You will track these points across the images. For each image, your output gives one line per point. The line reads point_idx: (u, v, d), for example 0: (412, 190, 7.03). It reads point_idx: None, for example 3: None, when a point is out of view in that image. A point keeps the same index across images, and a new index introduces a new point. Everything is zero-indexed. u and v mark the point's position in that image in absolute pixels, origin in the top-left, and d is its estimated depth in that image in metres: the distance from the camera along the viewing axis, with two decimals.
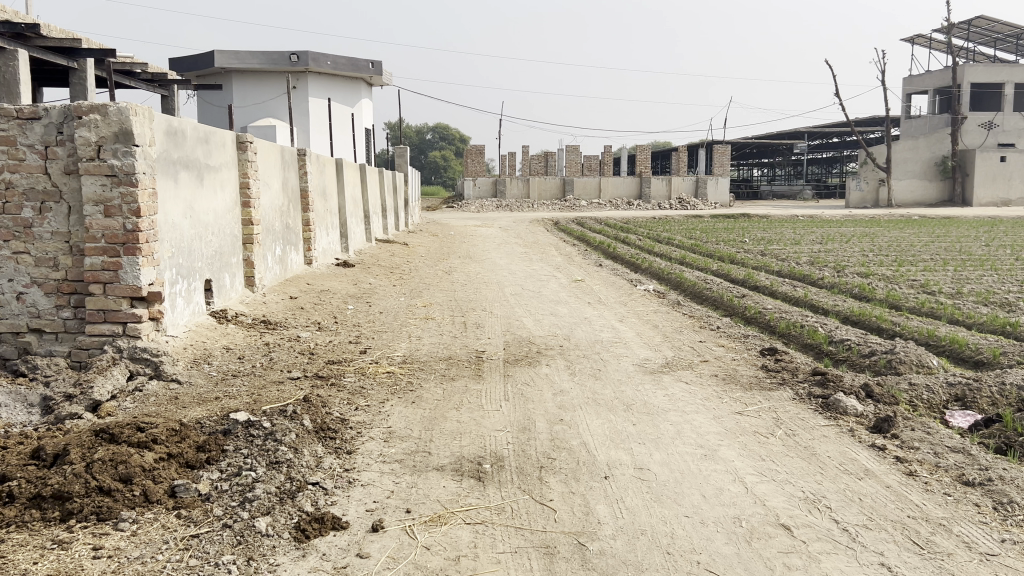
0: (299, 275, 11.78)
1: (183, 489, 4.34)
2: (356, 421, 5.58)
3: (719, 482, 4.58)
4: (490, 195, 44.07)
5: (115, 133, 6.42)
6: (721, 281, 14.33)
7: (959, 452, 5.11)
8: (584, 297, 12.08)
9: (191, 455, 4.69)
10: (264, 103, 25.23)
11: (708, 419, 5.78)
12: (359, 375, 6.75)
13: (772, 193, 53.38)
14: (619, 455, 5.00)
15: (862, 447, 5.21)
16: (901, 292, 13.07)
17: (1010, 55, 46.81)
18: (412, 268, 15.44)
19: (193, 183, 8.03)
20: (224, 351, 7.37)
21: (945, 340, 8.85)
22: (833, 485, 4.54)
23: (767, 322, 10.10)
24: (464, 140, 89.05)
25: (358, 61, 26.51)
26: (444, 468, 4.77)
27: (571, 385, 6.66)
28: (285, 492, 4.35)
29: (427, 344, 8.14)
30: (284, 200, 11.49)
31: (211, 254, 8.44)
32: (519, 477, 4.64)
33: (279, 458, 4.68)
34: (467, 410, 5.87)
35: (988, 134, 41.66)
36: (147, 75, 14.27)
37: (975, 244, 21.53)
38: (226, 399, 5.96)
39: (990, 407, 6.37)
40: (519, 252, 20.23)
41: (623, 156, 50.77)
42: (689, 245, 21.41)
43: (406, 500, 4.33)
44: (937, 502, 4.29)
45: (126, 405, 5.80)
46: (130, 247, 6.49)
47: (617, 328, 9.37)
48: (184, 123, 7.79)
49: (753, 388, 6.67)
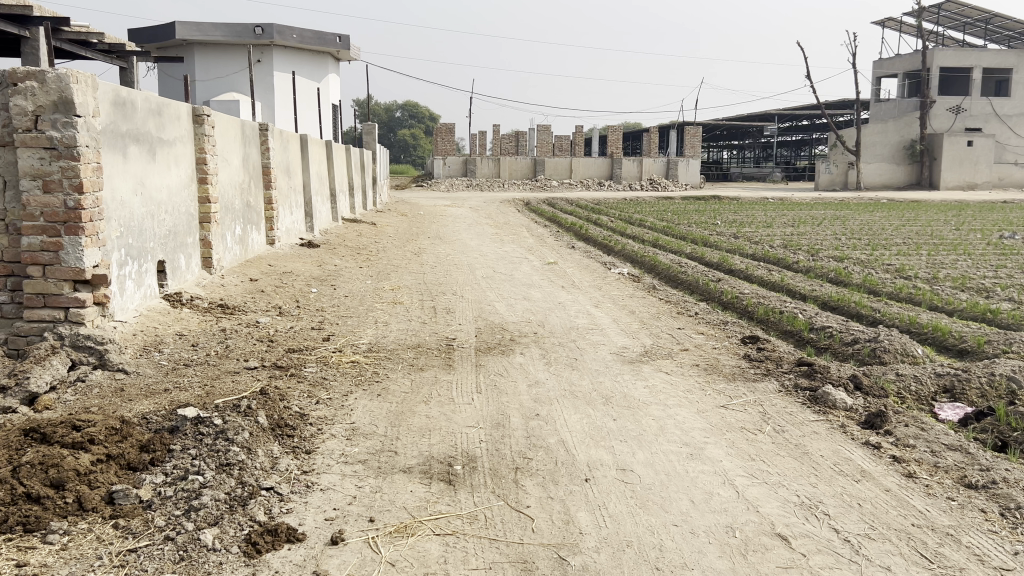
0: (260, 256, 11.28)
1: (122, 495, 3.91)
2: (317, 416, 5.19)
3: (707, 486, 4.26)
4: (460, 174, 43.55)
5: (54, 103, 5.90)
6: (696, 264, 14.05)
7: (956, 450, 4.84)
8: (557, 280, 11.71)
9: (133, 456, 4.26)
10: (227, 77, 24.50)
11: (692, 413, 5.46)
12: (321, 365, 6.33)
13: (741, 175, 53.45)
14: (600, 454, 4.66)
15: (855, 446, 4.91)
16: (878, 277, 12.88)
17: (978, 40, 47.07)
18: (380, 249, 14.97)
19: (144, 158, 7.52)
20: (177, 337, 6.92)
21: (928, 328, 8.63)
22: (830, 489, 4.24)
23: (745, 307, 9.85)
24: (433, 119, 88.15)
25: (325, 35, 25.83)
26: (412, 470, 4.39)
27: (547, 376, 6.30)
28: (235, 498, 3.95)
29: (394, 331, 7.74)
30: (244, 176, 10.94)
31: (164, 234, 7.95)
32: (493, 480, 4.27)
33: (230, 459, 4.28)
34: (436, 404, 5.49)
35: (955, 118, 41.54)
36: (107, 46, 13.50)
37: (946, 228, 21.49)
38: (176, 390, 5.53)
39: (980, 399, 6.13)
40: (489, 232, 19.86)
41: (594, 137, 50.38)
42: (662, 227, 21.08)
43: (369, 507, 3.95)
44: (941, 508, 4.01)
45: (66, 398, 5.34)
46: (72, 226, 5.99)
47: (592, 313, 9.03)
48: (133, 94, 7.28)
49: (737, 380, 6.37)
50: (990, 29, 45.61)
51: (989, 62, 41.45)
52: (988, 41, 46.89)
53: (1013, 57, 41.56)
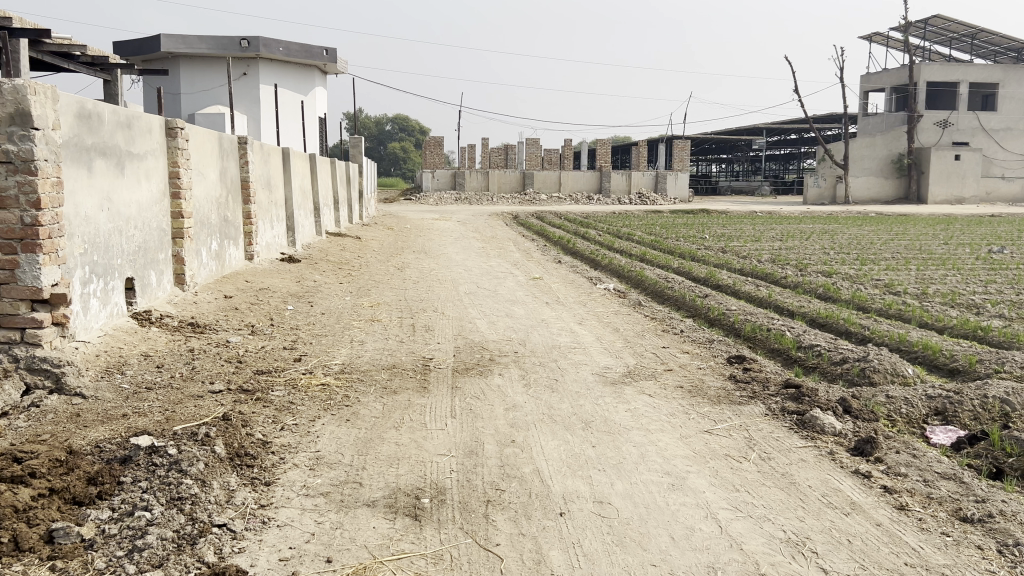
0: (237, 272, 11.00)
1: (63, 532, 3.62)
2: (280, 444, 4.94)
3: (689, 520, 4.02)
4: (448, 187, 43.32)
5: (10, 115, 5.64)
6: (683, 280, 13.85)
7: (950, 480, 4.62)
8: (542, 296, 11.48)
9: (80, 489, 3.98)
10: (212, 89, 24.27)
11: (675, 440, 5.22)
12: (290, 389, 6.06)
13: (730, 189, 53.47)
14: (576, 485, 4.42)
15: (844, 475, 4.70)
16: (867, 292, 12.73)
17: (964, 54, 47.32)
18: (362, 264, 14.71)
19: (112, 172, 7.28)
20: (142, 358, 6.65)
21: (919, 346, 8.44)
22: (817, 523, 4.01)
23: (732, 324, 9.65)
24: (423, 132, 88.13)
25: (312, 48, 25.72)
26: (376, 504, 4.14)
27: (526, 399, 6.05)
28: (184, 537, 3.70)
29: (369, 350, 7.49)
30: (221, 191, 10.69)
31: (134, 250, 7.70)
32: (462, 515, 4.03)
33: (182, 493, 4.02)
34: (407, 431, 5.23)
35: (942, 132, 41.66)
36: (87, 59, 13.18)
37: (933, 242, 21.39)
38: (135, 416, 5.26)
39: (973, 423, 5.93)
40: (475, 246, 19.66)
41: (583, 151, 50.26)
42: (650, 241, 20.90)
43: (328, 546, 3.70)
44: (935, 545, 3.79)
45: (17, 424, 5.05)
46: (29, 243, 5.74)
47: (575, 331, 8.80)
48: (100, 106, 7.03)
49: (722, 403, 6.13)
50: (976, 44, 45.87)
51: (976, 76, 41.53)
52: (975, 56, 47.09)
53: (1000, 71, 41.64)
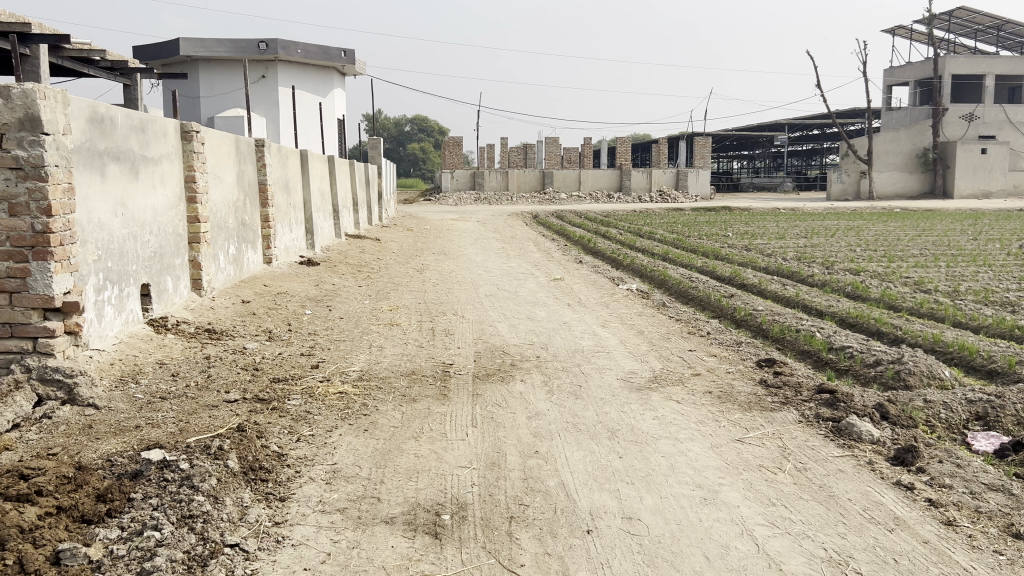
0: (255, 276, 10.88)
1: (69, 554, 3.46)
2: (295, 456, 4.79)
3: (723, 538, 3.81)
4: (468, 187, 43.11)
5: (19, 120, 5.51)
6: (707, 279, 13.58)
7: (999, 491, 4.37)
8: (563, 298, 11.25)
9: (88, 507, 3.84)
10: (231, 92, 24.26)
11: (706, 450, 5.00)
12: (306, 397, 5.91)
13: (751, 185, 52.95)
14: (604, 499, 4.23)
15: (886, 487, 4.46)
16: (897, 291, 12.40)
17: (991, 46, 46.50)
18: (382, 266, 14.56)
19: (126, 177, 7.15)
20: (157, 366, 6.52)
21: (955, 347, 8.16)
22: (860, 541, 3.79)
23: (759, 326, 9.39)
24: (441, 132, 88.14)
25: (330, 49, 25.64)
26: (394, 521, 3.96)
27: (549, 406, 5.86)
28: (194, 558, 3.54)
29: (388, 356, 7.33)
30: (238, 195, 10.57)
31: (149, 256, 7.57)
32: (483, 533, 3.84)
33: (193, 511, 3.87)
34: (427, 441, 5.06)
35: (968, 125, 41.00)
36: (107, 63, 13.04)
37: (962, 237, 20.93)
38: (149, 428, 5.12)
39: (1017, 428, 5.66)
40: (495, 246, 19.46)
41: (603, 148, 49.95)
42: (671, 240, 20.58)
43: (344, 567, 3.53)
44: (988, 565, 3.55)
45: (28, 437, 4.92)
46: (40, 251, 5.62)
47: (598, 334, 8.59)
48: (113, 110, 6.91)
49: (753, 410, 5.90)
50: (1002, 36, 45.06)
51: (1002, 68, 41.03)
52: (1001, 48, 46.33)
53: None
